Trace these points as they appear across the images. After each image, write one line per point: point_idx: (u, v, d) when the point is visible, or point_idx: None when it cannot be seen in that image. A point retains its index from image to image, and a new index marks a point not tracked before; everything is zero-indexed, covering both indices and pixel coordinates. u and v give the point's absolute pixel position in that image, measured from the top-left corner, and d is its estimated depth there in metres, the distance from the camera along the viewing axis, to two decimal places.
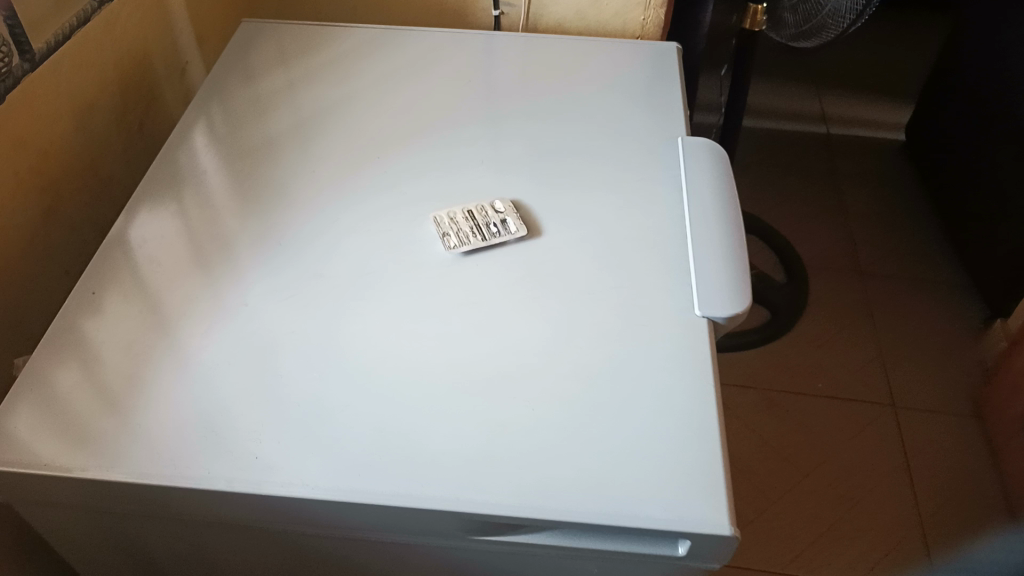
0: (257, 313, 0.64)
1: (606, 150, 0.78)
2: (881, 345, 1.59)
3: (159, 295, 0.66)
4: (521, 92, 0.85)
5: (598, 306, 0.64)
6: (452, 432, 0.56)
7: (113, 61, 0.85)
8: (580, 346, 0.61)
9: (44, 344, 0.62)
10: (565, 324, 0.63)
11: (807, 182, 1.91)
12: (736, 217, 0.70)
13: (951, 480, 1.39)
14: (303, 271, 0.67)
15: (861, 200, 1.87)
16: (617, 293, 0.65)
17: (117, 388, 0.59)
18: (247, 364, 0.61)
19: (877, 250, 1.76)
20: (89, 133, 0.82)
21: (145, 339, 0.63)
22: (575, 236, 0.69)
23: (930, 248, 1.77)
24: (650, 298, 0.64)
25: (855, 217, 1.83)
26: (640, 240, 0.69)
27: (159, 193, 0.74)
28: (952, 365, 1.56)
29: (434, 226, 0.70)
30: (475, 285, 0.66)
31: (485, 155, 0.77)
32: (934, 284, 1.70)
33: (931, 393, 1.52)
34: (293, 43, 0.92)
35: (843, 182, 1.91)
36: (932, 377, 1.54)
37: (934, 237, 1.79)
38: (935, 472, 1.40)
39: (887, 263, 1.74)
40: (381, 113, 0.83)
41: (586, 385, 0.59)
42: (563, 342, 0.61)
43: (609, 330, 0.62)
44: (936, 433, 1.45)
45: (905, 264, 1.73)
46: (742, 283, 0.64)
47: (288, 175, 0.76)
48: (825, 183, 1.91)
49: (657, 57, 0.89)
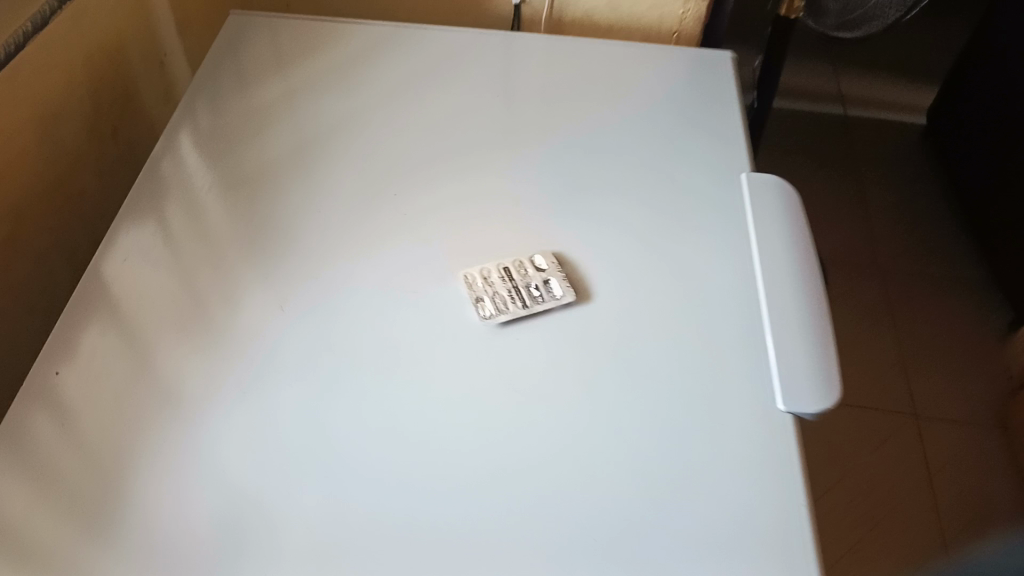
0: (262, 386, 0.54)
1: (660, 175, 0.68)
2: (901, 347, 1.46)
3: (144, 361, 0.55)
4: (556, 106, 0.75)
5: (610, 315, 0.58)
6: (500, 544, 0.47)
7: (84, 61, 0.73)
8: (592, 358, 0.56)
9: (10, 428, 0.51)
10: (638, 406, 0.53)
11: (824, 163, 1.76)
12: (815, 269, 0.60)
13: (974, 496, 1.28)
14: (312, 330, 0.57)
15: (880, 188, 1.71)
16: (617, 294, 0.59)
17: (92, 490, 0.49)
18: (252, 454, 0.51)
19: (898, 242, 1.61)
20: (56, 146, 0.70)
21: (125, 423, 0.52)
22: (638, 285, 0.60)
23: (951, 240, 1.63)
24: (655, 299, 0.59)
25: (873, 207, 1.67)
26: (714, 311, 0.58)
27: (140, 232, 0.62)
28: (975, 372, 1.43)
29: (466, 288, 0.59)
30: (520, 362, 0.55)
31: (520, 187, 0.67)
32: (957, 283, 1.55)
33: (953, 402, 1.39)
34: (291, 42, 0.80)
35: (864, 170, 1.75)
36: (952, 384, 1.41)
37: (957, 231, 1.64)
38: (964, 481, 1.29)
39: (907, 256, 1.60)
40: (396, 130, 0.72)
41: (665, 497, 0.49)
42: (564, 343, 0.56)
43: (613, 329, 0.57)
44: (960, 445, 1.33)
45: (926, 258, 1.60)
46: (829, 369, 0.54)
47: (289, 208, 0.65)
48: (847, 164, 1.75)
49: (709, 64, 0.79)
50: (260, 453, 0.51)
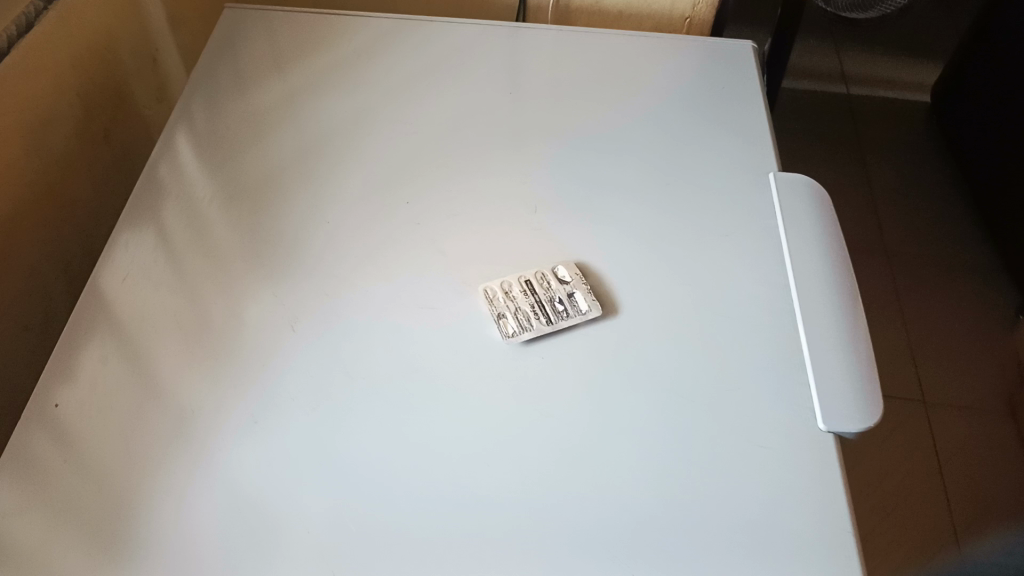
0: (273, 412, 0.51)
1: (682, 176, 0.65)
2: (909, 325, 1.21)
3: (151, 383, 0.52)
4: (570, 103, 0.72)
5: (620, 326, 0.55)
6: (522, 565, 0.45)
7: (73, 62, 0.69)
8: (625, 383, 0.53)
9: (19, 459, 0.49)
10: (668, 421, 0.51)
11: (840, 134, 1.42)
12: (851, 281, 0.59)
13: (969, 486, 1.04)
14: (324, 350, 0.54)
15: (868, 144, 1.43)
16: (641, 304, 0.57)
17: (97, 528, 0.46)
18: (265, 484, 0.48)
19: (900, 213, 1.36)
20: (47, 153, 0.67)
21: (130, 453, 0.49)
22: (665, 294, 0.57)
23: (952, 217, 1.36)
24: (675, 305, 0.57)
25: (872, 161, 1.41)
26: (745, 320, 0.56)
27: (140, 248, 0.59)
28: (981, 359, 1.17)
29: (487, 303, 0.56)
30: (547, 381, 0.53)
31: (536, 191, 0.64)
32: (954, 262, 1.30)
33: (961, 382, 1.15)
34: (291, 38, 0.77)
35: (866, 143, 1.43)
36: (978, 377, 1.16)
37: (939, 203, 1.37)
38: (970, 477, 1.05)
39: (894, 226, 1.34)
40: (404, 133, 0.69)
41: (702, 521, 0.47)
42: (565, 344, 0.54)
43: (620, 338, 0.55)
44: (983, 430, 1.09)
45: (942, 234, 1.33)
46: (870, 388, 0.53)
47: (294, 220, 0.62)
48: (845, 129, 1.44)
49: (728, 57, 0.76)
50: (274, 483, 0.48)
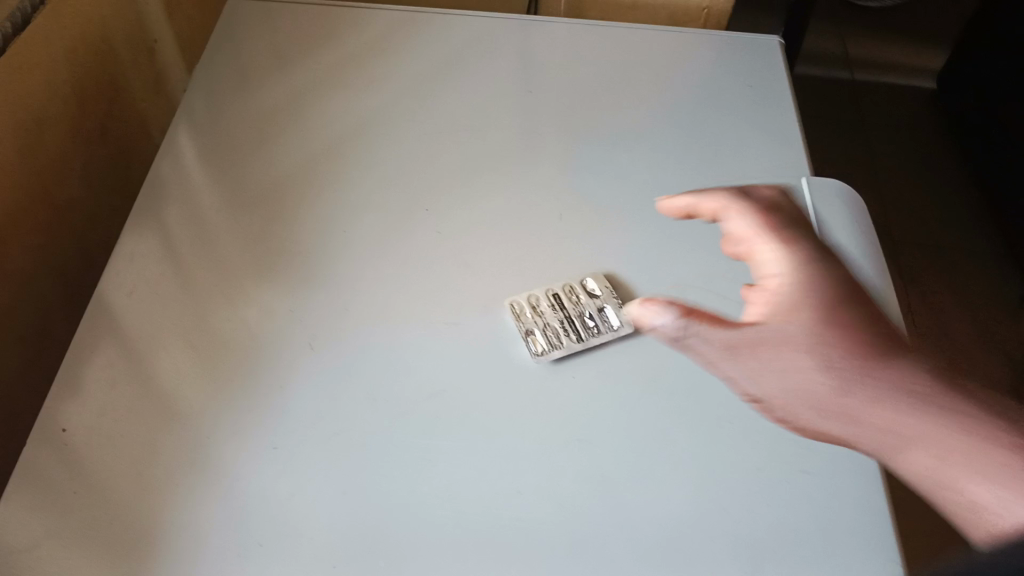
0: (291, 433, 0.49)
1: (712, 182, 0.63)
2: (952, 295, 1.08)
3: (162, 404, 0.50)
4: (593, 104, 0.69)
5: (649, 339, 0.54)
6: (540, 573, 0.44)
7: (66, 57, 0.66)
8: (658, 396, 0.51)
9: (32, 483, 0.47)
10: (703, 437, 0.50)
11: (841, 128, 1.36)
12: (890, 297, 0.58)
13: None
14: (343, 366, 0.52)
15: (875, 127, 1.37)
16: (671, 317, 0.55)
17: (109, 559, 0.44)
18: (285, 516, 0.46)
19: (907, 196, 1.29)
20: (41, 153, 0.64)
21: (144, 480, 0.47)
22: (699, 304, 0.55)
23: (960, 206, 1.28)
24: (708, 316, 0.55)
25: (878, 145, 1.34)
26: None
27: (146, 263, 0.56)
28: None
29: (515, 318, 0.54)
30: (585, 402, 0.51)
31: (558, 199, 0.62)
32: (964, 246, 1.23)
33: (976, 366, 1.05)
34: (295, 34, 0.74)
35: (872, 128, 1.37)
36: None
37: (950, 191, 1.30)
38: None
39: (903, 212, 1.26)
40: (420, 135, 0.66)
41: (740, 551, 0.46)
42: (593, 360, 0.52)
43: (651, 352, 0.53)
44: None
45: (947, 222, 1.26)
46: None
47: (307, 229, 0.59)
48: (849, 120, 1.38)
49: (754, 52, 0.73)
50: (291, 506, 0.46)
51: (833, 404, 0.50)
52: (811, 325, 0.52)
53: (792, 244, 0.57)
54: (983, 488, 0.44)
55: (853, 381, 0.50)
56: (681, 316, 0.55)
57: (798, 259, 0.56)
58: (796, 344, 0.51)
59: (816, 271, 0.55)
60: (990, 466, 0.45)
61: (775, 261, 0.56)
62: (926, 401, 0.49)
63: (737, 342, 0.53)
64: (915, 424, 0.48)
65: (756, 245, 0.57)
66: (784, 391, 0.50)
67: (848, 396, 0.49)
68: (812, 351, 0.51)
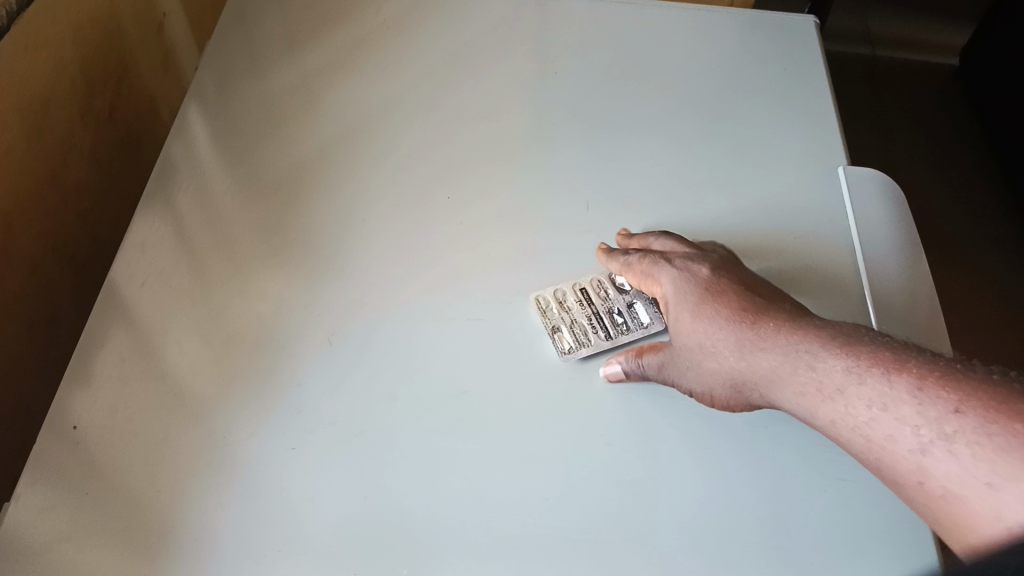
0: (308, 431, 0.47)
1: (740, 174, 0.61)
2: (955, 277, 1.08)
3: (176, 398, 0.48)
4: (617, 88, 0.66)
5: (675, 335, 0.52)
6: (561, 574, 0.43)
7: (73, 36, 0.64)
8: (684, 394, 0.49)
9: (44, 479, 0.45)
10: (730, 436, 0.48)
11: (863, 108, 1.33)
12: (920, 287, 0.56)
13: None
14: (361, 360, 0.50)
15: (897, 109, 1.34)
16: None
17: (124, 560, 0.43)
18: (301, 518, 0.44)
19: (927, 180, 1.26)
20: (49, 135, 0.62)
21: (159, 477, 0.46)
22: None
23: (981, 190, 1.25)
24: None
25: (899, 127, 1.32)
26: None
27: (156, 253, 0.54)
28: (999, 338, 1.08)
29: (541, 314, 0.52)
30: (609, 400, 0.49)
31: (580, 188, 0.60)
32: (984, 232, 1.20)
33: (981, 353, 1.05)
34: (308, 13, 0.71)
35: (894, 109, 1.34)
36: (989, 351, 1.07)
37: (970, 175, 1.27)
38: None
39: (923, 195, 1.24)
40: (437, 119, 0.64)
41: (769, 556, 0.44)
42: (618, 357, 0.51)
43: None
44: None
45: (968, 207, 1.23)
46: None
47: (323, 218, 0.58)
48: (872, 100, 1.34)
49: (784, 36, 0.71)
50: (307, 503, 0.45)
51: (742, 382, 0.44)
52: (705, 315, 0.46)
53: (666, 264, 0.50)
54: (858, 398, 0.39)
55: (761, 347, 0.43)
56: (635, 356, 0.49)
57: (687, 267, 0.49)
58: (705, 350, 0.45)
59: (694, 270, 0.48)
60: (835, 375, 0.40)
61: (670, 283, 0.49)
62: (796, 355, 0.42)
63: (665, 363, 0.47)
64: (795, 369, 0.42)
65: (653, 283, 0.50)
66: (707, 384, 0.46)
67: (772, 380, 0.43)
68: (713, 348, 0.45)
